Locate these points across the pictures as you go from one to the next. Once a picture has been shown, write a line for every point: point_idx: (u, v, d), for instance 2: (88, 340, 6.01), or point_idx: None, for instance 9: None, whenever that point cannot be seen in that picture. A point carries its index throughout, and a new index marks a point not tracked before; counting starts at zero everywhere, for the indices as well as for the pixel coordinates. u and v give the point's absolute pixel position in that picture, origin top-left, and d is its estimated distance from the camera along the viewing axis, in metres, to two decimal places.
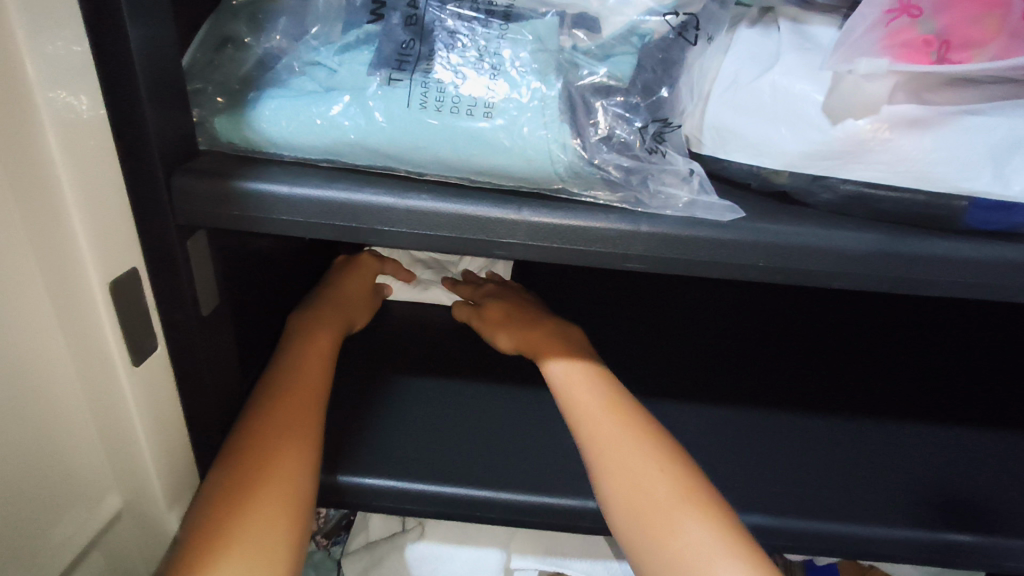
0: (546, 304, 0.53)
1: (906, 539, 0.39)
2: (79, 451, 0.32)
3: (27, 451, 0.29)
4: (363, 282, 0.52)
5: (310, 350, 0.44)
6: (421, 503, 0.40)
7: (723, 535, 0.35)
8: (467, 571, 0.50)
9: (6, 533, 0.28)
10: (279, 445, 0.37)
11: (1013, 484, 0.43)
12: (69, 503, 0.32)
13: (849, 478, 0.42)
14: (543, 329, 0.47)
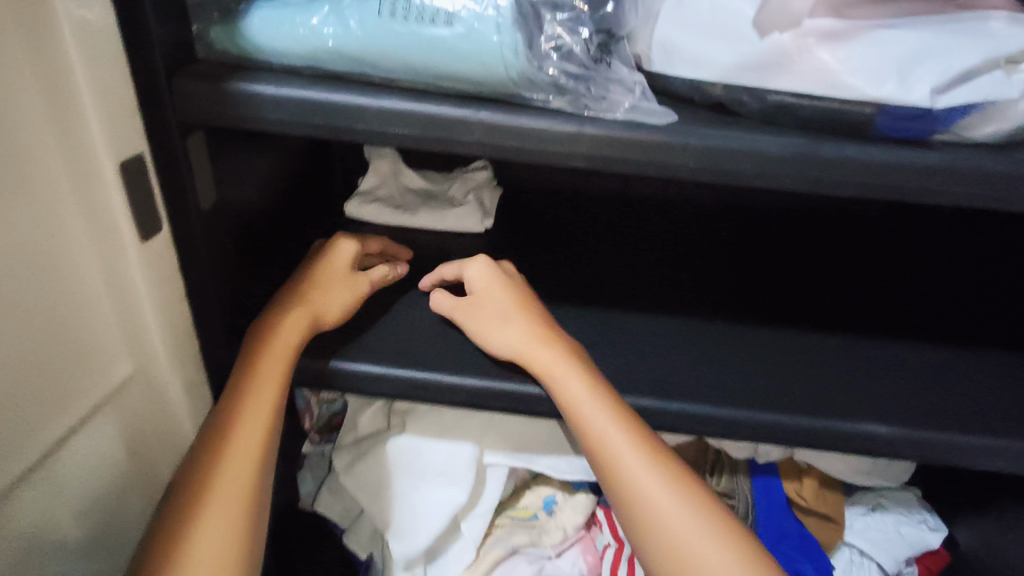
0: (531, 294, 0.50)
1: (821, 428, 0.44)
2: (93, 319, 0.37)
3: (48, 309, 0.33)
4: (337, 272, 0.49)
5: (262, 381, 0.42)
6: (396, 387, 0.45)
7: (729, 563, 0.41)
8: (441, 458, 0.57)
9: (36, 378, 0.34)
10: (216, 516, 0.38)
11: (929, 386, 0.47)
12: (87, 362, 0.37)
13: (776, 378, 0.47)
14: (551, 351, 0.44)
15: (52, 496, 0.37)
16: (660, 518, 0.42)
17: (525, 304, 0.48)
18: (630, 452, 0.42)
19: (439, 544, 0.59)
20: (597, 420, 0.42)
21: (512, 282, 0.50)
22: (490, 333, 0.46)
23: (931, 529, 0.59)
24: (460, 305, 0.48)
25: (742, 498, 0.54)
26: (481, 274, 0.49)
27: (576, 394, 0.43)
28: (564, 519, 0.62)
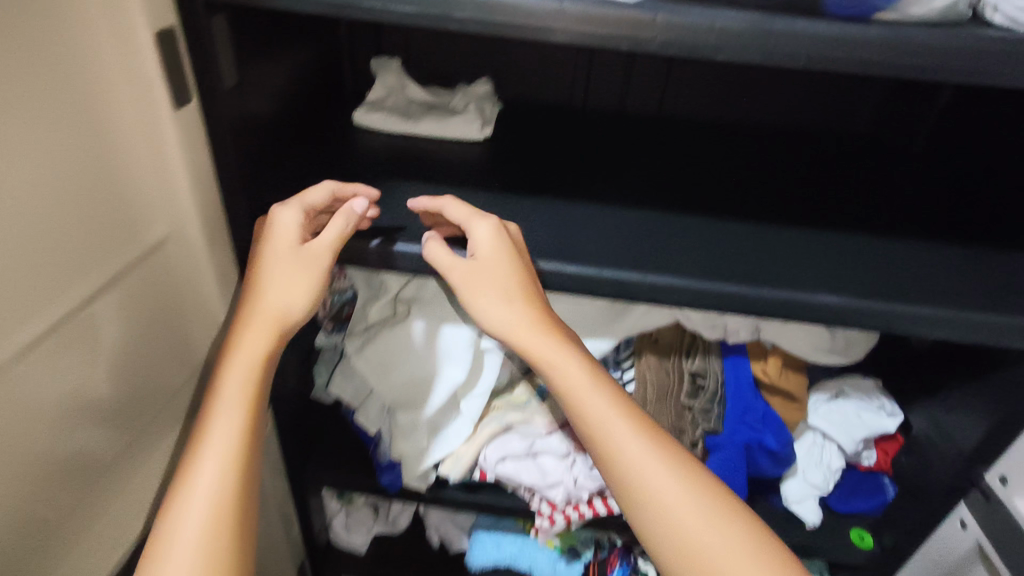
0: (525, 264, 0.49)
1: (782, 298, 0.49)
2: (128, 177, 0.42)
3: (93, 155, 0.39)
4: (293, 261, 0.48)
5: (243, 373, 0.46)
6: (406, 262, 0.52)
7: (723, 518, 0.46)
8: (444, 341, 0.63)
9: (84, 213, 0.40)
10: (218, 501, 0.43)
11: (885, 267, 0.52)
12: (127, 212, 0.43)
13: (743, 257, 0.52)
14: (549, 339, 0.49)
15: (99, 330, 0.44)
16: (651, 487, 0.47)
17: (527, 282, 0.49)
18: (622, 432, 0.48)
19: (439, 420, 0.65)
20: (591, 405, 0.48)
21: (515, 252, 0.49)
22: (490, 310, 0.49)
23: (889, 414, 0.64)
24: (457, 270, 0.49)
25: (711, 376, 0.60)
26: (488, 244, 0.49)
27: (576, 383, 0.49)
28: (557, 404, 0.66)
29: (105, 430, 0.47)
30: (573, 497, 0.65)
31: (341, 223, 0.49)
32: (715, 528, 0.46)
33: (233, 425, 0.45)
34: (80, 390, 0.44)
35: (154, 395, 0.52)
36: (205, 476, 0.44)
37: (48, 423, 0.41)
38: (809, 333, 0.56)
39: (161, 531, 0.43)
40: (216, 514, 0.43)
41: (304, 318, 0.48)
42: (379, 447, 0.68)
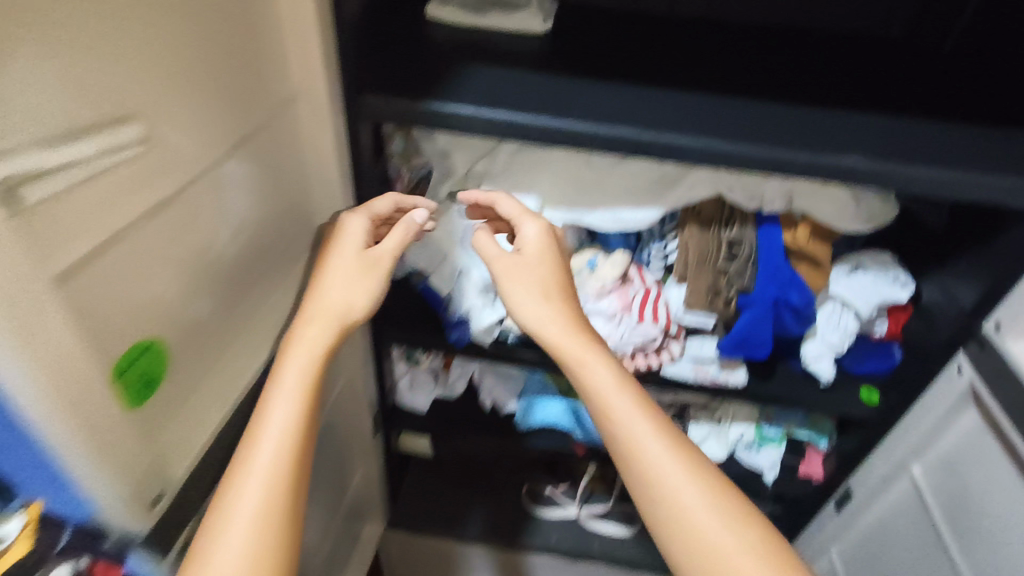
0: (560, 271, 0.61)
1: (815, 161, 0.56)
2: (251, 34, 0.50)
3: (232, 11, 0.47)
4: (359, 265, 0.56)
5: (302, 364, 0.50)
6: (483, 125, 0.58)
7: (741, 513, 0.49)
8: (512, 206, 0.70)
9: (233, 61, 0.48)
10: (272, 482, 0.46)
11: (912, 141, 0.58)
12: (256, 65, 0.52)
13: (782, 128, 0.59)
14: (582, 338, 0.56)
15: (237, 164, 0.52)
16: (674, 485, 0.50)
17: (561, 287, 0.60)
18: (645, 429, 0.52)
19: None
20: (619, 401, 0.53)
21: (556, 248, 0.62)
22: (530, 309, 0.58)
23: (902, 285, 0.72)
24: (498, 259, 0.61)
25: (747, 244, 0.68)
26: (535, 238, 0.62)
27: (603, 381, 0.54)
28: (604, 273, 0.75)
29: (251, 258, 0.58)
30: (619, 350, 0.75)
31: (403, 231, 0.59)
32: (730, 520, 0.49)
33: (290, 410, 0.48)
34: (239, 215, 0.54)
35: (281, 236, 0.62)
36: (263, 454, 0.46)
37: (224, 233, 0.52)
38: (835, 196, 0.64)
39: (220, 500, 0.45)
40: (268, 496, 0.45)
41: (363, 320, 0.54)
42: (448, 306, 0.77)
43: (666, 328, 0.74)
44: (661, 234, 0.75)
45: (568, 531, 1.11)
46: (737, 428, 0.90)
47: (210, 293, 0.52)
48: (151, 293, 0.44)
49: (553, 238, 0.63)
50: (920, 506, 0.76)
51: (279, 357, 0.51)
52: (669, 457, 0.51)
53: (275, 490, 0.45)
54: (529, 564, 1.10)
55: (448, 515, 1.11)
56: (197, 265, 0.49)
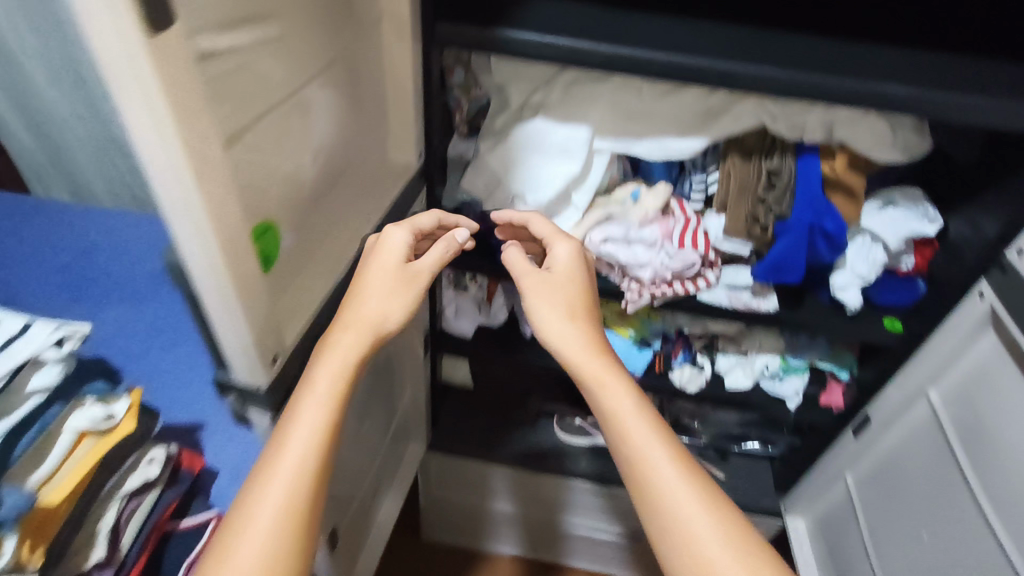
0: (591, 299, 0.69)
1: (858, 90, 0.60)
2: None
3: None
4: (399, 278, 0.58)
5: (337, 370, 0.52)
6: (548, 52, 0.63)
7: (739, 536, 0.55)
8: (565, 135, 0.75)
9: None
10: (303, 487, 0.48)
11: (952, 75, 0.62)
12: None
13: (829, 59, 0.63)
14: (605, 360, 0.63)
15: (328, 77, 0.58)
16: (681, 512, 0.55)
17: (586, 314, 0.67)
18: (658, 455, 0.58)
19: (555, 207, 0.80)
20: (635, 426, 0.60)
21: (583, 270, 0.70)
22: (557, 329, 0.65)
23: (930, 221, 0.76)
24: (528, 277, 0.69)
25: (785, 173, 0.73)
26: (565, 258, 0.70)
27: (620, 401, 0.61)
28: (647, 203, 0.80)
29: (332, 169, 0.63)
30: (655, 275, 0.80)
31: (444, 248, 0.63)
32: (725, 538, 0.54)
33: (320, 417, 0.51)
34: (327, 126, 0.60)
35: (356, 153, 0.68)
36: (293, 456, 0.49)
37: (315, 140, 0.58)
38: (876, 130, 0.68)
39: (248, 498, 0.48)
40: (295, 498, 0.48)
41: (396, 333, 0.56)
42: (501, 231, 0.84)
43: (705, 254, 0.79)
44: (702, 166, 0.79)
45: (597, 456, 1.17)
46: (762, 359, 0.96)
47: (306, 191, 0.58)
48: (266, 185, 0.50)
49: (581, 260, 0.71)
50: (934, 426, 0.81)
51: (312, 361, 0.53)
52: (677, 483, 0.57)
53: (298, 496, 0.48)
54: (559, 486, 1.18)
55: (485, 439, 1.18)
56: (295, 166, 0.55)
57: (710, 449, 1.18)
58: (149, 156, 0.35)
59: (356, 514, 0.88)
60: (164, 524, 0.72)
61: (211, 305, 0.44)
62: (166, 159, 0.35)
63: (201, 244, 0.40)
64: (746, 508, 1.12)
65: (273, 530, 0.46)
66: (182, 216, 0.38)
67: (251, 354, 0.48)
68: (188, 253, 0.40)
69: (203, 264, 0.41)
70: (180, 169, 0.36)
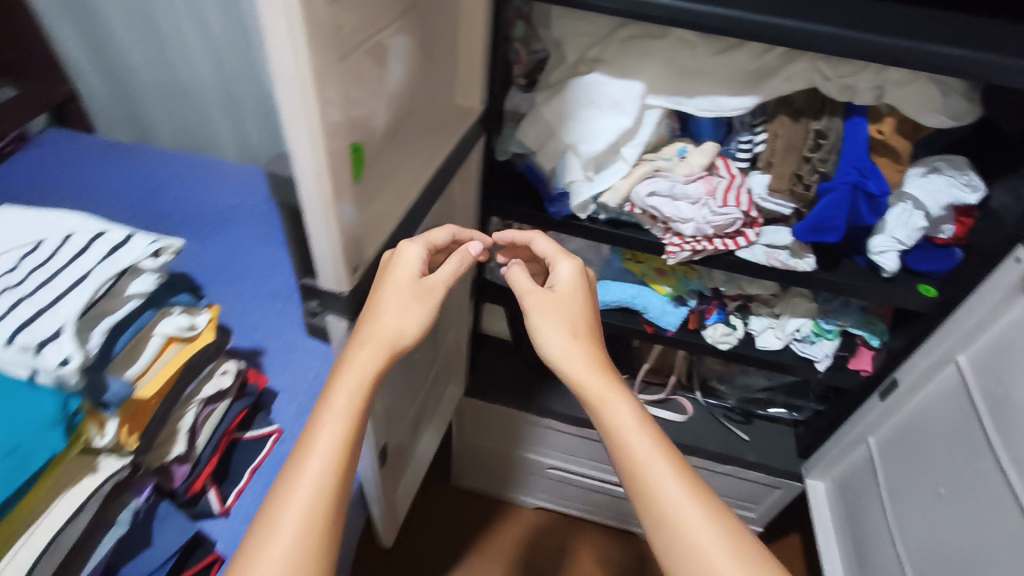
0: (592, 317, 0.73)
1: (914, 49, 0.63)
2: None
3: None
4: (415, 293, 0.60)
5: (356, 383, 0.55)
6: (614, 3, 0.66)
7: (747, 549, 0.57)
8: (620, 90, 0.79)
9: None
10: (327, 498, 0.50)
11: (1006, 40, 0.64)
12: None
13: (886, 19, 0.65)
14: (610, 383, 0.66)
15: (407, 20, 0.62)
16: (687, 527, 0.58)
17: (588, 337, 0.70)
18: (664, 472, 0.60)
19: (605, 159, 0.83)
20: (641, 446, 0.62)
21: (586, 287, 0.74)
22: (559, 344, 0.68)
23: (972, 189, 0.78)
24: (532, 294, 0.73)
25: (833, 134, 0.77)
26: (568, 276, 0.74)
27: (621, 415, 0.64)
28: (694, 161, 0.83)
29: (403, 108, 0.68)
30: (698, 229, 0.83)
31: (458, 262, 0.65)
32: (731, 551, 0.56)
33: (337, 433, 0.52)
34: (403, 67, 0.64)
35: (423, 96, 0.72)
36: (315, 471, 0.50)
37: (393, 78, 0.63)
38: (925, 93, 0.71)
39: (269, 510, 0.49)
40: (316, 512, 0.49)
41: (413, 345, 0.58)
42: (552, 182, 0.88)
43: (747, 211, 0.82)
44: (749, 126, 0.81)
45: None
46: (794, 322, 0.98)
47: (383, 125, 0.63)
48: (354, 110, 0.55)
49: (583, 279, 0.75)
50: (960, 389, 0.84)
51: (331, 380, 0.55)
52: (683, 498, 0.59)
53: (319, 506, 0.49)
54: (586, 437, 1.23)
55: (520, 390, 1.23)
56: (376, 100, 0.59)
57: (735, 412, 1.22)
58: (277, 62, 0.40)
59: (400, 442, 0.95)
60: (231, 434, 0.79)
61: (306, 207, 0.50)
62: (291, 67, 0.41)
63: (311, 148, 0.45)
64: (767, 468, 1.16)
65: (298, 542, 0.48)
66: (296, 124, 0.44)
67: (335, 255, 0.54)
68: (300, 159, 0.46)
69: (306, 170, 0.47)
70: (300, 77, 0.41)
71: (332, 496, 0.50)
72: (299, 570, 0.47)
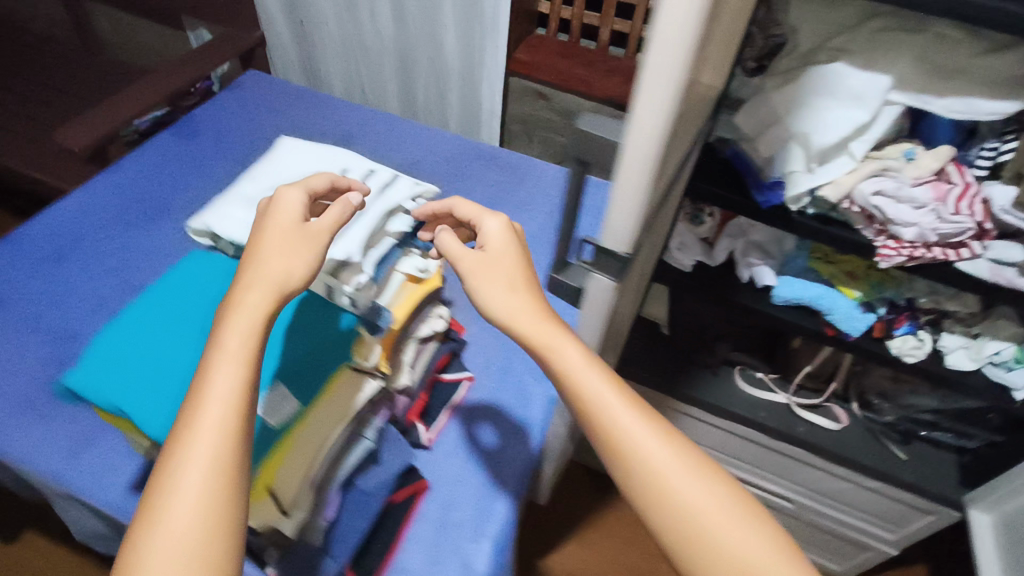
0: (526, 261, 0.70)
1: None
2: None
3: None
4: (299, 235, 0.64)
5: (247, 327, 0.57)
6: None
7: (705, 467, 0.61)
8: (863, 81, 0.76)
9: None
10: (235, 453, 0.52)
11: None
12: None
13: None
14: (559, 333, 0.64)
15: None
16: (648, 456, 0.60)
17: (523, 293, 0.67)
18: (620, 408, 0.61)
19: (831, 153, 0.81)
20: (594, 384, 0.62)
21: (516, 239, 0.72)
22: (498, 301, 0.66)
23: None
24: (465, 257, 0.70)
25: None
26: (496, 232, 0.71)
27: (571, 360, 0.63)
28: (923, 164, 0.80)
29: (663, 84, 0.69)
30: (924, 235, 0.80)
31: (340, 210, 0.67)
32: (687, 472, 0.60)
33: (235, 377, 0.55)
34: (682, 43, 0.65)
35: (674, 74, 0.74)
36: (212, 424, 0.52)
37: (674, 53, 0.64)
38: None
39: (164, 481, 0.51)
40: (216, 467, 0.51)
41: (300, 286, 0.61)
42: (766, 171, 0.87)
43: (981, 222, 0.79)
44: (998, 134, 0.78)
45: (775, 411, 1.21)
46: (993, 346, 0.94)
47: None
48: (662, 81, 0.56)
49: (511, 232, 0.72)
50: None
51: (221, 326, 0.57)
52: (640, 427, 0.60)
53: (226, 439, 0.52)
54: (732, 430, 1.24)
55: (671, 374, 1.24)
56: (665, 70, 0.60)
57: (894, 431, 1.18)
58: (666, 32, 0.41)
59: None
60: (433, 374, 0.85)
61: (618, 184, 0.51)
62: (672, 48, 0.41)
63: (660, 115, 0.45)
64: (924, 492, 1.12)
65: (202, 501, 0.50)
66: (647, 104, 0.45)
67: (633, 224, 0.53)
68: (644, 125, 0.46)
69: (638, 151, 0.48)
70: (673, 62, 0.42)
71: (233, 448, 0.52)
72: (209, 517, 0.50)
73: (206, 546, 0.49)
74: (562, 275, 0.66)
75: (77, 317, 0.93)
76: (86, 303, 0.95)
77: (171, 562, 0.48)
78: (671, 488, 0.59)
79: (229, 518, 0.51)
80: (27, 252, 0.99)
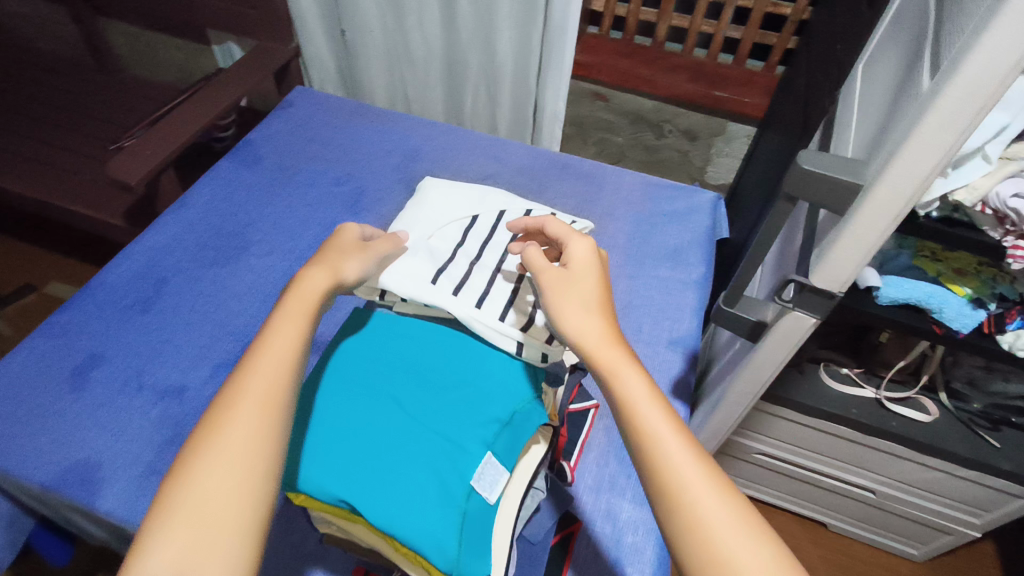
0: (608, 282, 0.66)
1: None
2: None
3: None
4: (354, 246, 0.69)
5: (305, 296, 0.59)
6: None
7: (770, 540, 0.50)
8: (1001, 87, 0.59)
9: None
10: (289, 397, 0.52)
11: None
12: None
13: None
14: (624, 358, 0.58)
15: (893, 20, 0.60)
16: (702, 519, 0.50)
17: (601, 312, 0.62)
18: (676, 448, 0.53)
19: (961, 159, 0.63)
20: (652, 418, 0.55)
21: (601, 269, 0.67)
22: (570, 322, 0.61)
23: None
24: (546, 272, 0.66)
25: None
26: (582, 254, 0.67)
27: (632, 390, 0.56)
28: None
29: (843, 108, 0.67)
30: None
31: (392, 241, 0.73)
32: (747, 537, 0.49)
33: (294, 327, 0.56)
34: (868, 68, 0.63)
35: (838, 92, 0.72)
36: (268, 369, 0.52)
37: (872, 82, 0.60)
38: None
39: (215, 415, 0.49)
40: (266, 406, 0.50)
41: (354, 283, 0.64)
42: None
43: None
44: None
45: (867, 406, 1.20)
46: None
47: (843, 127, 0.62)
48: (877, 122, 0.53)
49: (597, 258, 0.68)
50: None
51: (285, 294, 0.59)
52: (694, 470, 0.52)
53: (280, 375, 0.52)
54: (822, 426, 1.23)
55: None
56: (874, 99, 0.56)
57: (983, 419, 1.18)
58: (977, 81, 0.37)
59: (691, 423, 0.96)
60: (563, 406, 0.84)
61: (855, 221, 0.48)
62: (977, 94, 0.38)
63: (932, 157, 0.42)
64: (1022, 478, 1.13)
65: (254, 430, 0.48)
66: (922, 147, 0.41)
67: (854, 260, 0.51)
68: (918, 168, 0.43)
69: (893, 191, 0.45)
70: (972, 107, 0.39)
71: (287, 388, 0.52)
72: (257, 444, 0.48)
73: (248, 468, 0.47)
74: (732, 306, 0.64)
75: (177, 368, 0.87)
76: (184, 353, 0.89)
77: (216, 474, 0.46)
78: (721, 546, 0.48)
79: (276, 451, 0.49)
80: (112, 300, 0.94)
